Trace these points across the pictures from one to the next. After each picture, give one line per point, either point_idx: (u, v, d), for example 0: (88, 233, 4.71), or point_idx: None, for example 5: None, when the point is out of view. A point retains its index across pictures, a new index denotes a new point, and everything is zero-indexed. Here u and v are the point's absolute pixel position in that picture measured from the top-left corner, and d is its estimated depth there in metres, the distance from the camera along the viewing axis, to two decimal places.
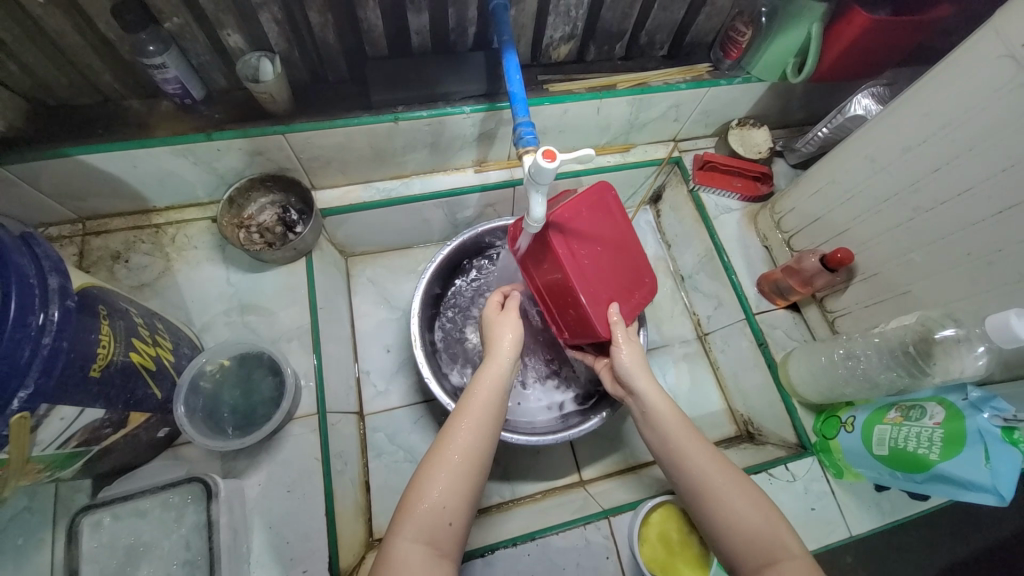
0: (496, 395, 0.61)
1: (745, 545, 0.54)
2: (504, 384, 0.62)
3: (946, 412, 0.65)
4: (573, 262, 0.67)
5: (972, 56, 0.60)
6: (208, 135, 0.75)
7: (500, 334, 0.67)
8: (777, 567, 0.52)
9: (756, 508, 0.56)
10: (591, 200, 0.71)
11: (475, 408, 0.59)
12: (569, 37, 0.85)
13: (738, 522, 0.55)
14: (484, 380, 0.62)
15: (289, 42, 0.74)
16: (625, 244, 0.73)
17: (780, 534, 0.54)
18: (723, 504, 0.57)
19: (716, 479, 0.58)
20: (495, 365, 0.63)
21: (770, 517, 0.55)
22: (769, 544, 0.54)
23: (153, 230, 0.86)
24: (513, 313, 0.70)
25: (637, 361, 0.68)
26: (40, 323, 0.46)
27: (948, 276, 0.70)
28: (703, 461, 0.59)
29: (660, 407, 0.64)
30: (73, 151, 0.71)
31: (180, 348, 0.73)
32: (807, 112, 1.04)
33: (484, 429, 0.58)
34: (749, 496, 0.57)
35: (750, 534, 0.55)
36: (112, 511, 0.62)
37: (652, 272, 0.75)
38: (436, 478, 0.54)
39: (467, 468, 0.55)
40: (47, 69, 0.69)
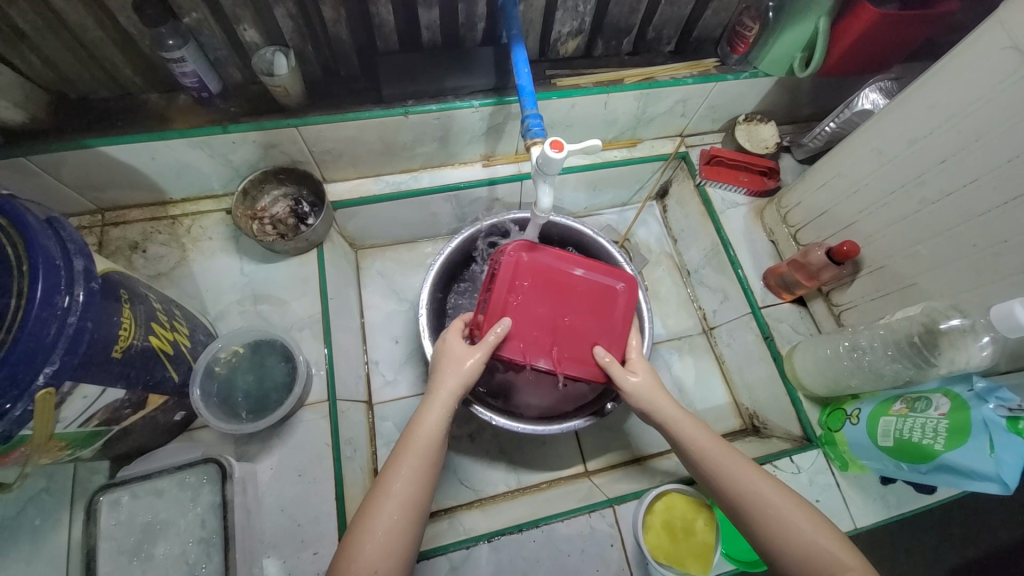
0: (433, 443, 0.60)
1: (795, 560, 0.54)
2: (443, 428, 0.61)
3: (951, 403, 0.65)
4: (533, 346, 0.69)
5: (977, 47, 0.61)
6: (224, 128, 0.77)
7: (448, 374, 0.65)
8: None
9: (798, 511, 0.56)
10: (510, 274, 0.70)
11: (411, 458, 0.58)
12: (577, 32, 0.86)
13: (784, 533, 0.55)
14: (422, 427, 0.61)
15: (303, 37, 0.75)
16: (560, 285, 0.72)
17: (834, 549, 0.54)
18: (767, 516, 0.56)
19: (751, 491, 0.58)
20: (435, 411, 0.62)
21: (816, 530, 0.55)
22: (820, 558, 0.53)
23: (169, 221, 0.88)
24: (480, 356, 0.66)
25: (648, 384, 0.69)
26: (65, 304, 0.48)
27: (955, 267, 0.70)
28: (742, 473, 0.60)
29: (678, 420, 0.65)
30: (93, 143, 0.73)
31: (196, 335, 0.75)
32: (815, 107, 1.04)
33: (417, 483, 0.58)
34: (780, 494, 0.57)
35: (810, 550, 0.54)
36: (130, 490, 0.64)
37: (609, 278, 0.73)
38: (372, 530, 0.54)
39: (404, 520, 0.55)
40: (69, 62, 0.72)
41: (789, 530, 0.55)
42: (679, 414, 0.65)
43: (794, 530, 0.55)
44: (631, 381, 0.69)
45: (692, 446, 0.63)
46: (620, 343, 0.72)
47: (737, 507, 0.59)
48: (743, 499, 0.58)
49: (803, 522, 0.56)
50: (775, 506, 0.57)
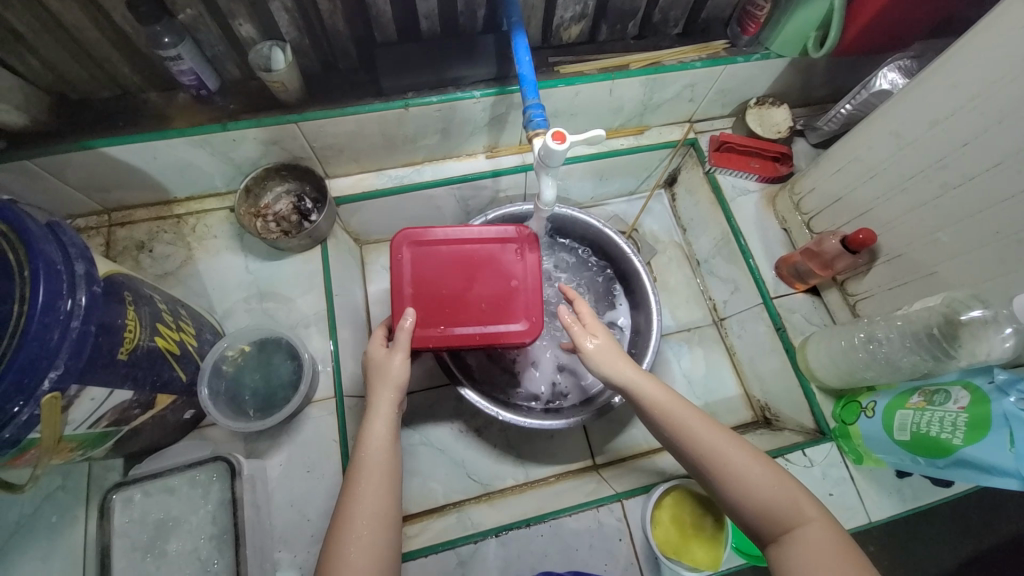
0: (384, 453, 0.59)
1: (759, 515, 0.55)
2: (391, 437, 0.60)
3: (971, 396, 0.63)
4: (449, 324, 0.70)
5: (1003, 21, 0.57)
6: (223, 126, 0.76)
7: (380, 386, 0.63)
8: (794, 536, 0.53)
9: (760, 472, 0.56)
10: (400, 271, 0.72)
11: (366, 474, 0.57)
12: (580, 17, 0.83)
13: (753, 495, 0.55)
14: (370, 441, 0.59)
15: (300, 30, 0.74)
16: (451, 264, 0.73)
17: (803, 510, 0.54)
18: (732, 479, 0.56)
19: (716, 452, 0.57)
20: (379, 423, 0.61)
21: (778, 487, 0.55)
22: (784, 514, 0.54)
23: (174, 220, 0.89)
24: (403, 355, 0.64)
25: (609, 346, 0.67)
26: (69, 308, 0.48)
27: (978, 254, 0.67)
28: (707, 435, 0.58)
29: (640, 383, 0.63)
30: (94, 143, 0.73)
31: (203, 334, 0.75)
32: (830, 88, 1.00)
33: (380, 492, 0.57)
34: (746, 456, 0.57)
35: (779, 511, 0.54)
36: (142, 488, 0.65)
37: (495, 237, 0.75)
38: (346, 556, 0.53)
39: (376, 534, 0.55)
40: (69, 63, 0.72)
41: (754, 492, 0.55)
42: (643, 377, 0.63)
43: (761, 492, 0.55)
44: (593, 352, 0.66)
45: (657, 411, 0.61)
46: (530, 295, 0.73)
47: (701, 467, 0.58)
48: (707, 459, 0.57)
49: (766, 482, 0.55)
50: (739, 466, 0.56)
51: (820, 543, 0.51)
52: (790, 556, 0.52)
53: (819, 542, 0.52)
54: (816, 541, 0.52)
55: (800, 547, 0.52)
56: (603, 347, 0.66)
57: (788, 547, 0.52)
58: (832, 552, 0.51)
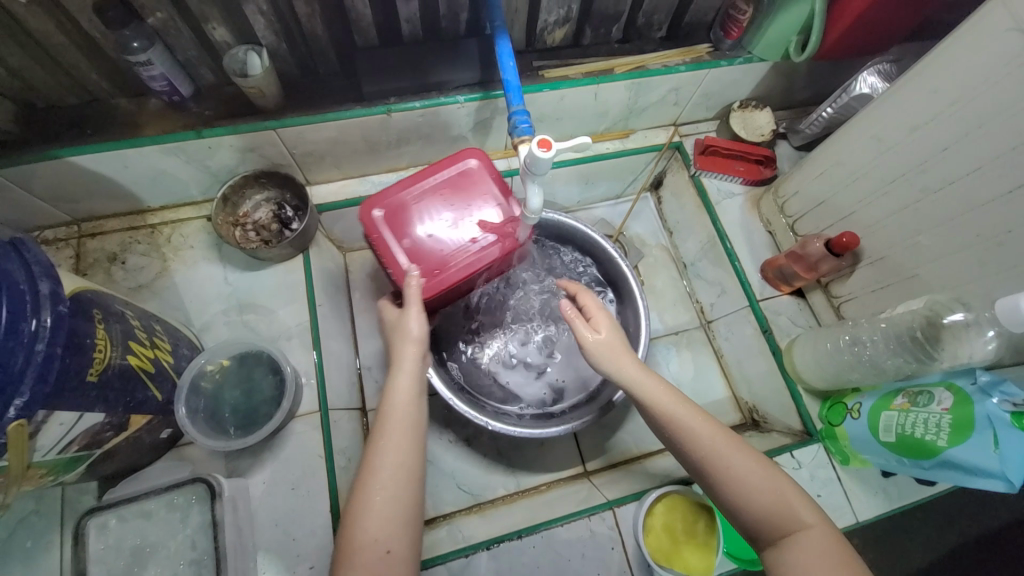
0: (409, 408, 0.59)
1: (758, 518, 0.54)
2: (417, 393, 0.60)
3: (954, 397, 0.64)
4: (447, 265, 0.67)
5: (980, 29, 0.58)
6: (198, 133, 0.73)
7: (401, 342, 0.64)
8: (792, 540, 0.53)
9: (758, 473, 0.55)
10: (379, 233, 0.68)
11: (390, 428, 0.57)
12: (564, 21, 0.82)
13: (752, 497, 0.55)
14: (393, 399, 0.59)
15: (277, 34, 0.72)
16: (422, 204, 0.70)
17: (799, 510, 0.54)
18: (732, 483, 0.55)
19: (717, 453, 0.57)
20: (404, 378, 0.61)
21: (777, 490, 0.55)
22: (782, 519, 0.54)
23: (148, 230, 0.86)
24: (416, 309, 0.64)
25: (611, 343, 0.67)
26: (32, 330, 0.46)
27: (959, 257, 0.68)
28: (710, 437, 0.58)
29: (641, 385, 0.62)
30: (62, 153, 0.70)
31: (180, 349, 0.73)
32: (811, 91, 1.01)
33: (406, 442, 0.57)
34: (745, 458, 0.56)
35: (775, 513, 0.54)
36: (117, 514, 0.62)
37: (451, 160, 0.72)
38: (371, 505, 0.53)
39: (400, 488, 0.54)
40: (32, 69, 0.68)
41: (753, 495, 0.55)
42: (646, 376, 0.63)
43: (758, 495, 0.55)
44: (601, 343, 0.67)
45: (661, 413, 0.60)
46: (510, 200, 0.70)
47: (703, 470, 0.57)
48: (709, 462, 0.57)
49: (765, 483, 0.55)
50: (739, 468, 0.56)
51: (819, 548, 0.51)
52: (788, 559, 0.52)
53: (818, 545, 0.52)
54: (815, 543, 0.52)
55: (798, 551, 0.52)
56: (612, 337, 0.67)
57: (786, 551, 0.52)
58: (829, 558, 0.51)
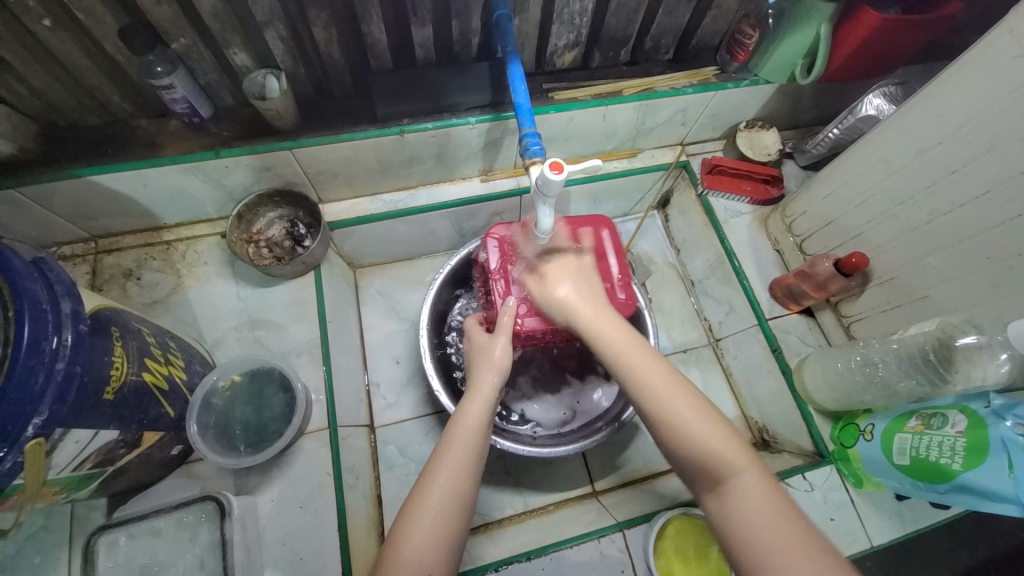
0: (477, 436, 0.58)
1: (695, 461, 0.52)
2: (486, 423, 0.59)
3: (968, 420, 0.63)
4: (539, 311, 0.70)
5: (988, 55, 0.59)
6: (216, 153, 0.75)
7: (484, 369, 0.64)
8: (727, 487, 0.50)
9: (689, 413, 0.53)
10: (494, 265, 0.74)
11: (454, 453, 0.56)
12: (573, 45, 0.84)
13: (685, 438, 0.52)
14: (464, 421, 0.59)
15: (295, 59, 0.74)
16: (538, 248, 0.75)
17: (726, 450, 0.51)
18: (670, 426, 0.53)
19: (652, 391, 0.55)
20: (477, 405, 0.60)
21: (716, 433, 0.52)
22: (715, 462, 0.51)
23: (163, 246, 0.87)
24: (505, 339, 0.66)
25: (565, 285, 0.65)
26: (54, 348, 0.47)
27: (970, 279, 0.68)
28: (651, 378, 0.56)
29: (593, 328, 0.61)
30: (83, 172, 0.72)
31: (192, 365, 0.73)
32: (817, 112, 1.02)
33: (467, 469, 0.56)
34: (678, 396, 0.54)
35: (706, 451, 0.51)
36: (127, 531, 0.62)
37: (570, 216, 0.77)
38: (418, 517, 0.52)
39: (446, 511, 0.53)
40: (56, 91, 0.70)
41: (687, 436, 0.52)
42: (602, 318, 0.62)
43: (690, 435, 0.52)
44: (560, 292, 0.65)
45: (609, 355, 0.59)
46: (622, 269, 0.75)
47: (646, 415, 0.55)
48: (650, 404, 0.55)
49: (705, 427, 0.52)
50: (673, 407, 0.53)
51: (752, 494, 0.49)
52: (720, 504, 0.50)
53: (753, 491, 0.49)
54: (749, 490, 0.49)
55: (732, 497, 0.49)
56: (574, 285, 0.65)
57: (719, 495, 0.50)
58: (761, 506, 0.48)
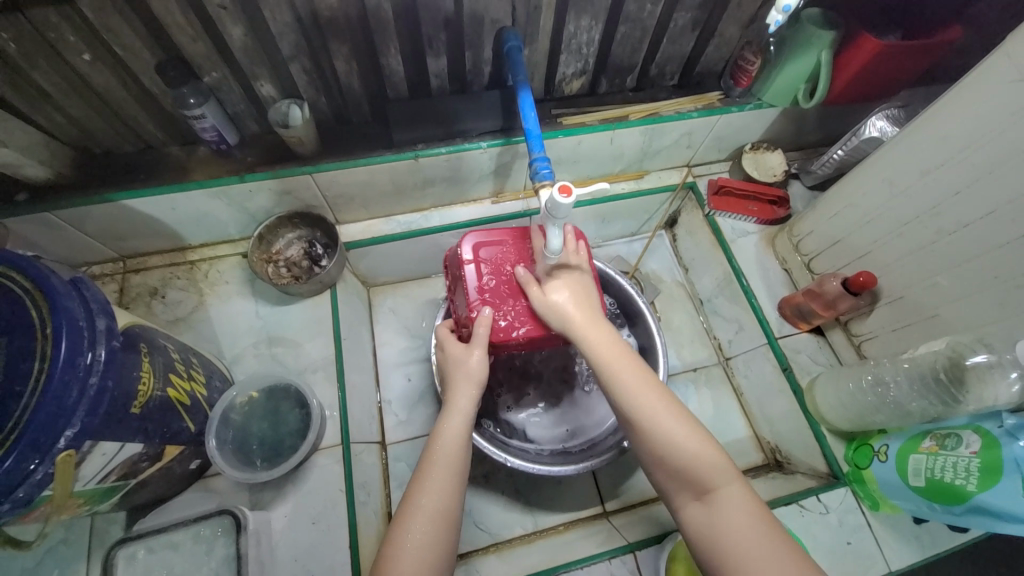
0: (457, 450, 0.60)
1: (684, 476, 0.54)
2: (465, 438, 0.61)
3: (982, 440, 0.62)
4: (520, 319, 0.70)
5: (988, 79, 0.60)
6: (241, 178, 0.79)
7: (462, 382, 0.65)
8: (713, 497, 0.52)
9: (677, 427, 0.56)
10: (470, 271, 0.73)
11: (434, 469, 0.58)
12: (581, 72, 0.88)
13: (675, 453, 0.54)
14: (444, 437, 0.60)
15: (317, 89, 0.78)
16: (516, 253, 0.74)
17: (712, 462, 0.54)
18: (660, 444, 0.55)
19: (643, 406, 0.57)
20: (456, 420, 0.62)
21: (706, 447, 0.54)
22: (702, 475, 0.53)
23: (187, 266, 0.91)
24: (480, 351, 0.67)
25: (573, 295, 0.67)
26: (88, 363, 0.50)
27: (979, 298, 0.68)
28: (644, 392, 0.58)
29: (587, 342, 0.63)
30: (117, 196, 0.76)
31: (212, 381, 0.75)
32: (822, 133, 1.04)
33: (449, 483, 0.57)
34: (667, 412, 0.57)
35: (695, 465, 0.54)
36: (146, 544, 0.64)
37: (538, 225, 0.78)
38: (406, 535, 0.54)
39: (433, 526, 0.55)
40: (95, 121, 0.75)
41: (676, 450, 0.54)
42: (597, 333, 0.63)
43: (678, 449, 0.54)
44: (556, 297, 0.66)
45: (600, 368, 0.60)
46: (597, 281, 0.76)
47: (636, 429, 0.57)
48: (641, 420, 0.56)
49: (693, 441, 0.55)
50: (663, 422, 0.56)
51: (740, 507, 0.51)
52: (711, 515, 0.52)
53: (739, 504, 0.52)
54: (735, 505, 0.51)
55: (717, 508, 0.52)
56: (569, 289, 0.67)
57: (706, 507, 0.52)
58: (749, 520, 0.50)
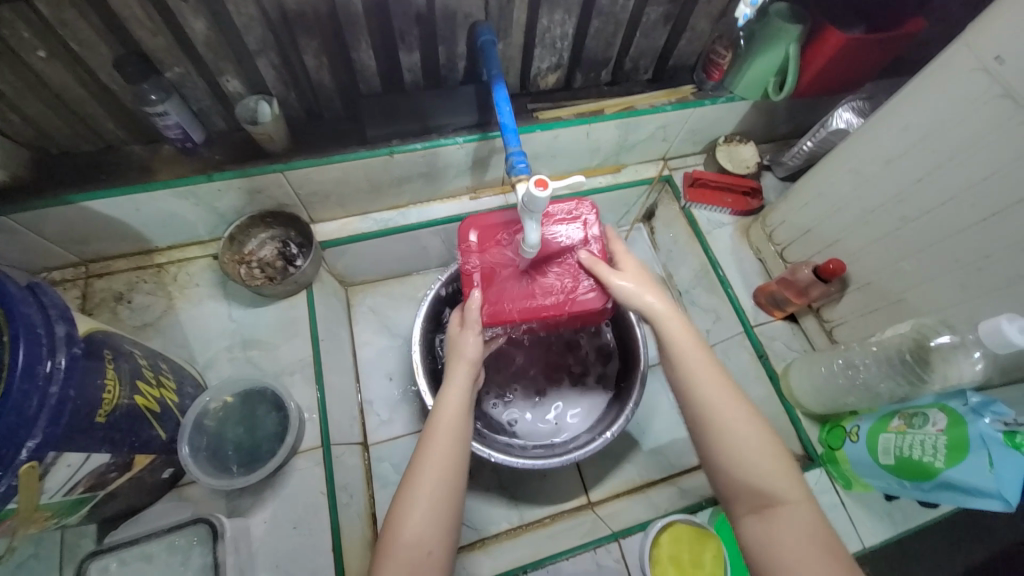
0: (456, 422, 0.60)
1: (745, 487, 0.52)
2: (465, 407, 0.61)
3: (948, 418, 0.64)
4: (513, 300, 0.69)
5: (949, 69, 0.62)
6: (208, 177, 0.77)
7: (455, 358, 0.66)
8: (775, 512, 0.50)
9: (751, 435, 0.54)
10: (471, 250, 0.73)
11: (435, 440, 0.58)
12: (556, 67, 0.88)
13: (746, 462, 0.53)
14: (443, 408, 0.61)
15: (286, 84, 0.76)
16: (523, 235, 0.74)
17: (781, 477, 0.52)
18: (729, 449, 0.53)
19: (717, 408, 0.55)
20: (454, 390, 0.62)
21: (776, 462, 0.53)
22: (769, 488, 0.51)
23: (155, 269, 0.88)
24: (474, 332, 0.67)
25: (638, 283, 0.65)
26: (47, 372, 0.48)
27: (941, 282, 0.71)
28: (721, 393, 0.56)
29: (678, 342, 0.59)
30: (76, 198, 0.73)
31: (184, 387, 0.73)
32: (792, 125, 1.06)
33: (451, 452, 0.58)
34: (746, 419, 0.55)
35: (766, 476, 0.52)
36: (118, 557, 0.62)
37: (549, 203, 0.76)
38: (412, 508, 0.54)
39: (442, 495, 0.55)
40: (51, 120, 0.72)
41: (746, 459, 0.53)
42: (677, 324, 0.61)
43: (748, 459, 0.53)
44: (621, 285, 0.65)
45: (676, 356, 0.59)
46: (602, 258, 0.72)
47: (702, 426, 0.56)
48: (713, 428, 0.55)
49: (765, 455, 0.53)
50: (736, 428, 0.54)
51: (801, 526, 0.49)
52: (770, 532, 0.50)
53: (800, 523, 0.49)
54: (793, 522, 0.49)
55: (777, 525, 0.50)
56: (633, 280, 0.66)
57: (766, 521, 0.50)
58: (807, 539, 0.48)
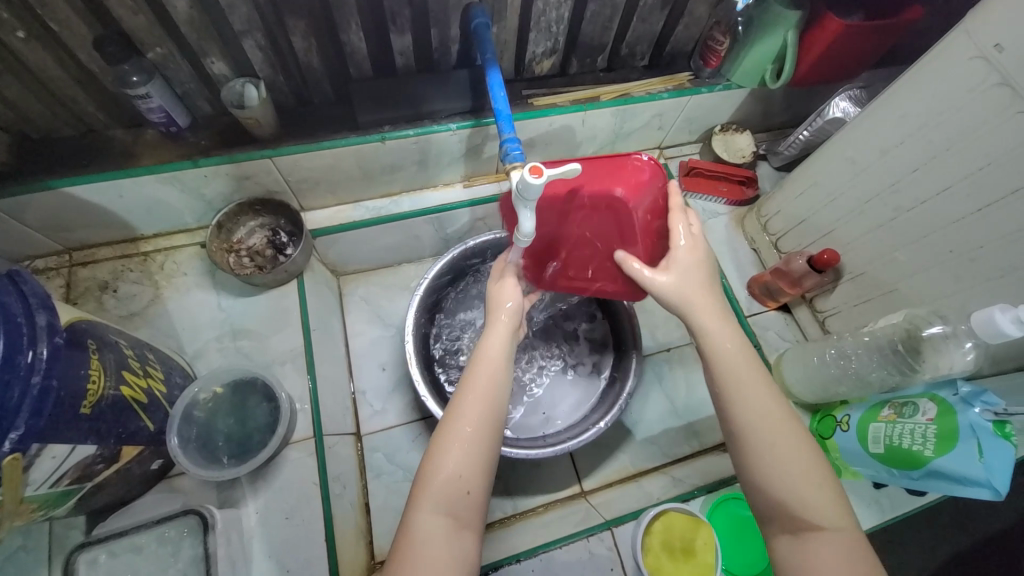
0: (498, 369, 0.58)
1: (785, 509, 0.50)
2: (508, 353, 0.60)
3: (937, 408, 0.65)
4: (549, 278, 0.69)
5: (947, 57, 0.61)
6: (194, 162, 0.75)
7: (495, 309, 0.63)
8: (813, 534, 0.49)
9: (801, 453, 0.51)
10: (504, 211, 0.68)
11: (478, 383, 0.57)
12: (551, 52, 0.86)
13: (792, 485, 0.50)
14: (484, 353, 0.59)
15: (273, 67, 0.74)
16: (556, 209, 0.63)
17: (828, 502, 0.50)
18: (772, 471, 0.51)
19: (767, 428, 0.52)
20: (496, 335, 0.61)
21: (823, 486, 0.50)
22: (812, 513, 0.49)
23: (141, 258, 0.86)
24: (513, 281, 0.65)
25: (683, 276, 0.59)
26: (28, 362, 0.46)
27: (934, 272, 0.71)
28: (770, 413, 0.53)
29: (729, 353, 0.56)
30: (56, 183, 0.71)
31: (172, 377, 0.72)
32: (789, 115, 1.05)
33: (493, 397, 0.57)
34: (795, 441, 0.52)
35: (812, 501, 0.50)
36: (108, 549, 0.63)
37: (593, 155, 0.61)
38: (453, 452, 0.53)
39: (482, 437, 0.55)
40: (29, 102, 0.69)
41: (791, 482, 0.50)
42: (726, 336, 0.57)
43: (792, 479, 0.50)
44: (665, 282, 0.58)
45: (725, 370, 0.55)
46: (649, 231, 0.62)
47: (747, 445, 0.53)
48: (763, 450, 0.52)
49: (812, 479, 0.51)
50: (785, 448, 0.52)
51: (840, 552, 0.48)
52: (805, 554, 0.49)
53: (839, 549, 0.48)
54: (832, 548, 0.48)
55: (811, 545, 0.49)
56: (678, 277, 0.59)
57: (801, 542, 0.49)
58: (843, 563, 0.47)
